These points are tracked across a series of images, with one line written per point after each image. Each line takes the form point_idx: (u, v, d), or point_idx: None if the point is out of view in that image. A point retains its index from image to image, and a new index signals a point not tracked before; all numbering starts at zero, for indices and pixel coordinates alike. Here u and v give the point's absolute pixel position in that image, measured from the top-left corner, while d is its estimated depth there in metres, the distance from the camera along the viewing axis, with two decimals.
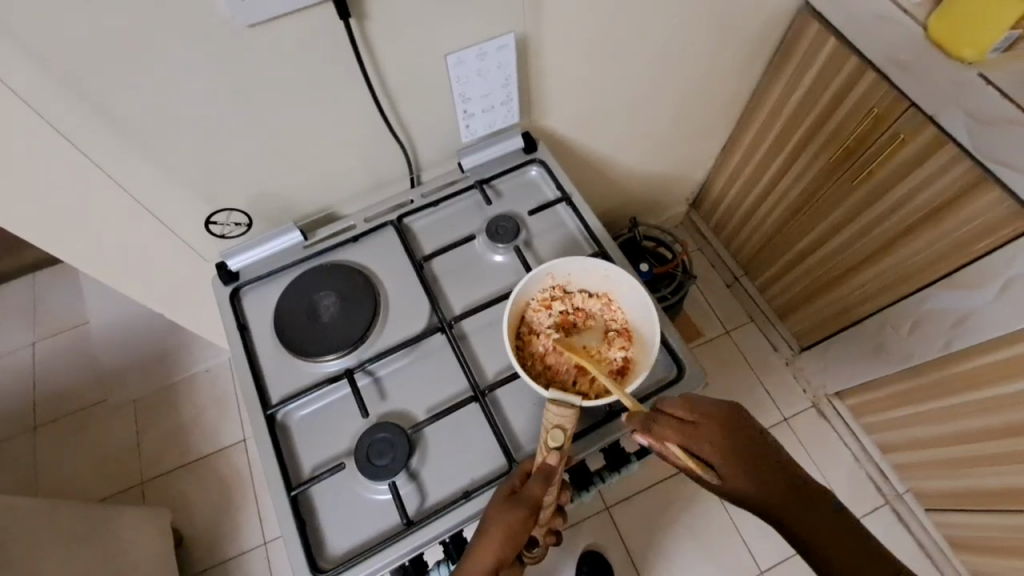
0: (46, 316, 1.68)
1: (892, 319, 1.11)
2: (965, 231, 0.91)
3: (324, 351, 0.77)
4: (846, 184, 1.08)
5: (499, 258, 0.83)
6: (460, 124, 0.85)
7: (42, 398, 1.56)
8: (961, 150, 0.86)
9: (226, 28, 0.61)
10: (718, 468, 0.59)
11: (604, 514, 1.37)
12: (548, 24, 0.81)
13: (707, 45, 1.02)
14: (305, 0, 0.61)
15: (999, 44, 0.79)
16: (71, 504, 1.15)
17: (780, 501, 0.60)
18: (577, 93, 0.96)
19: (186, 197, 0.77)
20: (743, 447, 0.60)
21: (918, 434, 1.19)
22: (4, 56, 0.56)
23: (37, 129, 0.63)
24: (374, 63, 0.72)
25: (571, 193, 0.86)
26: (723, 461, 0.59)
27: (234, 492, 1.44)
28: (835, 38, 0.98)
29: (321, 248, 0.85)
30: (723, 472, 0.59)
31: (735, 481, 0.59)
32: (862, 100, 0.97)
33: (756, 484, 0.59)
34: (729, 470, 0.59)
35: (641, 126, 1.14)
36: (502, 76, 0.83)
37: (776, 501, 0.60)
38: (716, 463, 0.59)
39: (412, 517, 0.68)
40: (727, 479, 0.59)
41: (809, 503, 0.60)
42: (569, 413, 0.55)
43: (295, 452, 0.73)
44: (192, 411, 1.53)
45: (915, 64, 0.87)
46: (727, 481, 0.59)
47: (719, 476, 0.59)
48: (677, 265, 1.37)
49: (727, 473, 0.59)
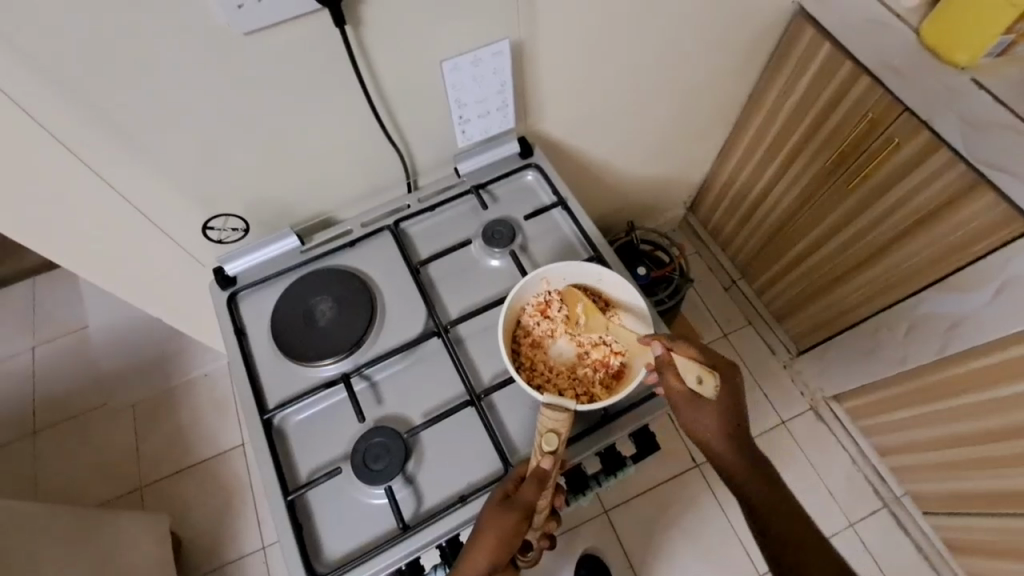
0: (45, 320, 1.68)
1: (888, 322, 1.11)
2: (960, 234, 0.91)
3: (320, 355, 0.77)
4: (841, 188, 1.08)
5: (495, 262, 0.84)
6: (456, 129, 0.86)
7: (41, 402, 1.57)
8: (955, 154, 0.87)
9: (223, 36, 0.62)
10: (705, 408, 0.63)
11: (603, 517, 1.37)
12: (543, 30, 0.82)
13: (702, 51, 1.03)
14: (301, 8, 0.62)
15: (993, 49, 0.81)
16: (70, 508, 1.15)
17: (742, 471, 0.65)
18: (572, 98, 0.96)
19: (184, 202, 0.77)
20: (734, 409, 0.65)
21: (916, 437, 1.19)
22: (4, 65, 0.57)
23: (36, 136, 0.64)
24: (370, 69, 0.73)
25: (567, 198, 0.87)
26: (713, 406, 0.63)
27: (233, 497, 1.44)
28: (829, 43, 0.98)
29: (318, 253, 0.85)
30: (706, 412, 0.63)
31: (708, 427, 0.64)
32: (856, 104, 0.98)
33: (724, 439, 0.64)
34: (712, 412, 0.63)
35: (638, 130, 1.14)
36: (498, 81, 0.83)
37: (739, 472, 0.66)
38: (708, 404, 0.63)
39: (408, 521, 0.68)
40: (704, 420, 0.63)
41: (769, 487, 0.65)
42: (563, 416, 0.57)
43: (291, 456, 0.73)
44: (191, 415, 1.53)
45: (908, 69, 0.87)
46: (704, 423, 0.63)
47: (698, 414, 0.63)
48: (674, 268, 1.37)
49: (708, 414, 0.63)
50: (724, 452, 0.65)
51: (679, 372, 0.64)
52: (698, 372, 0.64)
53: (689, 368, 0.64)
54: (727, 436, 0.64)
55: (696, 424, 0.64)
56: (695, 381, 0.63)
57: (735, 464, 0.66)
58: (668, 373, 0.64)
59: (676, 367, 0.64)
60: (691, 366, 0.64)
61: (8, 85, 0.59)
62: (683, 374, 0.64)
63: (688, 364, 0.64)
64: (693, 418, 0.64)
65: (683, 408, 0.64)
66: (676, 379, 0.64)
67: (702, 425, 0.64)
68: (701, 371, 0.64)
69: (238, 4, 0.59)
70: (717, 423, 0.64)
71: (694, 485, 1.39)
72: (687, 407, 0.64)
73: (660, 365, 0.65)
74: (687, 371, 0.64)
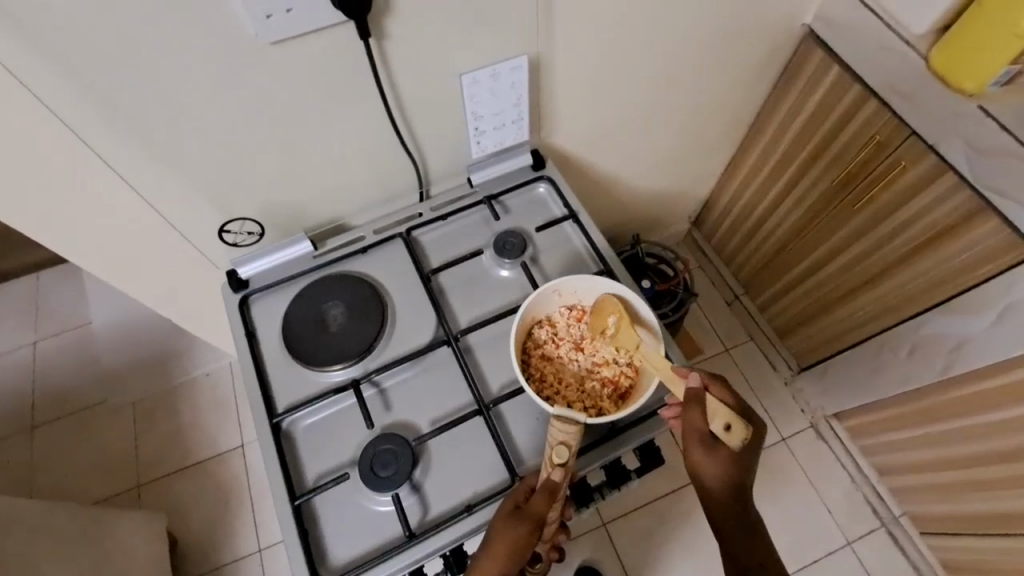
0: (48, 316, 1.68)
1: (891, 342, 1.12)
2: (964, 258, 0.92)
3: (331, 360, 0.77)
4: (847, 208, 1.09)
5: (505, 273, 0.84)
6: (471, 140, 0.87)
7: (41, 398, 1.56)
8: (961, 179, 0.88)
9: (249, 44, 0.63)
10: (716, 453, 0.62)
11: (601, 530, 1.37)
12: (560, 47, 0.83)
13: (713, 69, 1.05)
14: (326, 18, 0.63)
15: (999, 78, 0.79)
16: (69, 506, 1.14)
17: (723, 513, 0.67)
18: (585, 112, 0.98)
19: (201, 205, 0.78)
20: (743, 461, 0.64)
21: (916, 457, 1.20)
22: (34, 67, 0.58)
23: (61, 137, 0.65)
24: (391, 80, 0.74)
25: (578, 211, 0.88)
26: (724, 455, 0.62)
27: (230, 498, 1.44)
28: (838, 66, 1.00)
29: (331, 258, 0.86)
30: (715, 458, 0.62)
31: (711, 471, 0.63)
32: (864, 127, 1.00)
33: (722, 486, 0.64)
34: (719, 459, 0.62)
35: (647, 145, 1.16)
36: (515, 95, 0.84)
37: (722, 513, 0.67)
38: (721, 451, 0.62)
39: (414, 529, 0.68)
40: (708, 464, 0.62)
41: (747, 531, 0.67)
42: (574, 429, 0.56)
43: (299, 460, 0.73)
44: (191, 415, 1.53)
45: (917, 95, 0.89)
46: (707, 466, 0.63)
47: (707, 458, 0.62)
48: (678, 283, 1.38)
49: (716, 459, 0.62)
50: (717, 495, 0.65)
51: (708, 414, 0.62)
52: (729, 419, 0.61)
53: (719, 412, 0.62)
54: (725, 482, 0.63)
55: (700, 464, 0.63)
56: (722, 428, 0.61)
57: (720, 507, 0.66)
58: (694, 411, 0.62)
59: (704, 407, 0.62)
60: (723, 411, 0.61)
61: (35, 86, 0.59)
62: (711, 416, 0.62)
63: (720, 407, 0.62)
64: (700, 459, 0.63)
65: (694, 448, 0.62)
66: (701, 419, 0.62)
67: (704, 468, 0.63)
68: (732, 418, 0.61)
69: (266, 14, 0.60)
70: (720, 471, 0.63)
71: (693, 500, 1.39)
72: (698, 448, 0.62)
73: (689, 400, 0.63)
74: (717, 414, 0.62)
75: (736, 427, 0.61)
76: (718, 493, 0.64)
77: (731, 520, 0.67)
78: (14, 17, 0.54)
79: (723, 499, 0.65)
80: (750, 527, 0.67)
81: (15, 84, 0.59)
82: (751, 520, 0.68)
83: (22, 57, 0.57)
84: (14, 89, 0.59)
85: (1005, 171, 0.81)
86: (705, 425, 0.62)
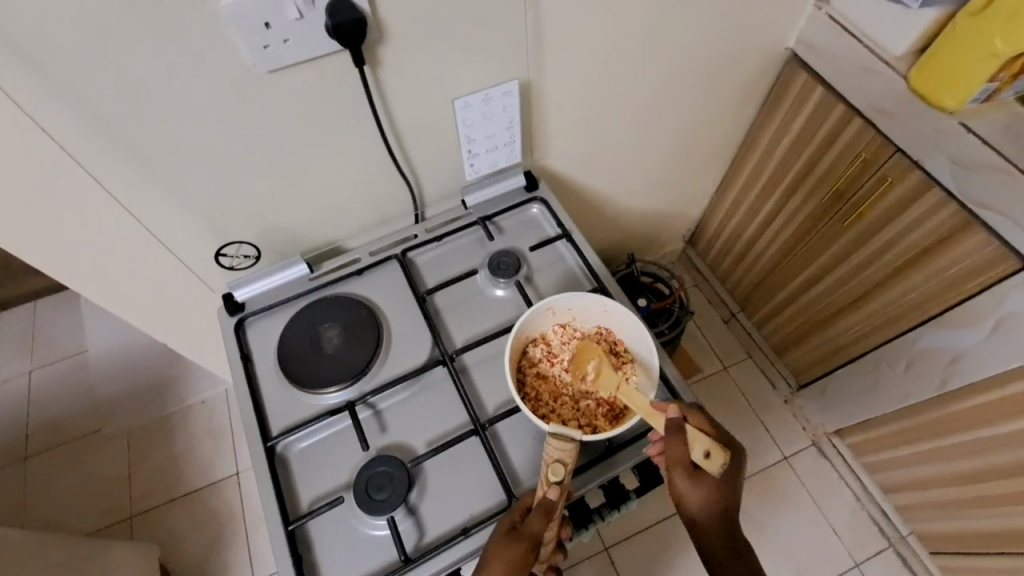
0: (45, 344, 1.67)
1: (888, 357, 1.12)
2: (953, 271, 0.93)
3: (326, 382, 0.77)
4: (837, 224, 1.11)
5: (501, 292, 0.85)
6: (466, 162, 0.89)
7: (35, 427, 1.54)
8: (947, 194, 0.89)
9: (247, 73, 0.65)
10: (698, 476, 0.62)
11: (603, 554, 1.34)
12: (550, 71, 0.85)
13: (701, 93, 1.08)
14: (321, 48, 0.65)
15: (978, 95, 0.82)
16: (59, 538, 1.12)
17: (712, 537, 0.67)
18: (575, 135, 1.00)
19: (198, 230, 0.79)
20: (727, 484, 0.64)
21: (920, 473, 1.18)
22: (38, 98, 0.59)
23: (63, 164, 0.66)
24: (385, 105, 0.76)
25: (571, 230, 0.89)
26: (708, 478, 0.63)
27: (225, 527, 1.41)
28: (823, 87, 1.03)
29: (327, 281, 0.87)
30: (699, 481, 0.63)
31: (695, 497, 0.63)
32: (851, 145, 1.02)
33: (708, 509, 0.64)
34: (701, 482, 0.62)
35: (638, 167, 1.18)
36: (507, 118, 0.86)
37: (711, 536, 0.67)
38: (703, 476, 0.62)
39: (410, 554, 0.67)
40: (692, 488, 0.63)
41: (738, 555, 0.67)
42: (569, 447, 0.55)
43: (293, 485, 0.72)
44: (186, 443, 1.51)
45: (899, 113, 0.91)
46: (688, 490, 0.63)
47: (690, 483, 0.62)
48: (674, 301, 1.39)
49: (698, 483, 0.63)
50: (702, 519, 0.65)
51: (689, 443, 0.59)
52: (709, 447, 0.59)
53: (697, 439, 0.59)
54: (709, 505, 0.63)
55: (684, 489, 0.63)
56: (702, 456, 0.59)
57: (711, 530, 0.66)
58: (675, 441, 0.60)
59: (686, 437, 0.60)
60: (703, 439, 0.59)
61: (38, 115, 0.61)
62: (691, 445, 0.59)
63: (700, 435, 0.59)
64: (683, 485, 0.63)
65: (677, 474, 0.62)
66: (682, 448, 0.60)
67: (685, 491, 0.63)
68: (711, 445, 0.59)
69: (263, 45, 0.63)
70: (701, 494, 0.63)
71: None
72: (680, 474, 0.62)
73: (669, 430, 0.61)
74: (697, 442, 0.59)
75: (715, 457, 0.59)
76: (703, 516, 0.64)
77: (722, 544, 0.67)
78: (20, 52, 0.55)
79: (710, 522, 0.65)
80: (740, 547, 0.67)
81: (21, 115, 0.60)
82: (740, 542, 0.67)
83: (26, 89, 0.58)
84: (19, 120, 0.61)
85: (986, 185, 0.82)
86: (688, 454, 0.60)
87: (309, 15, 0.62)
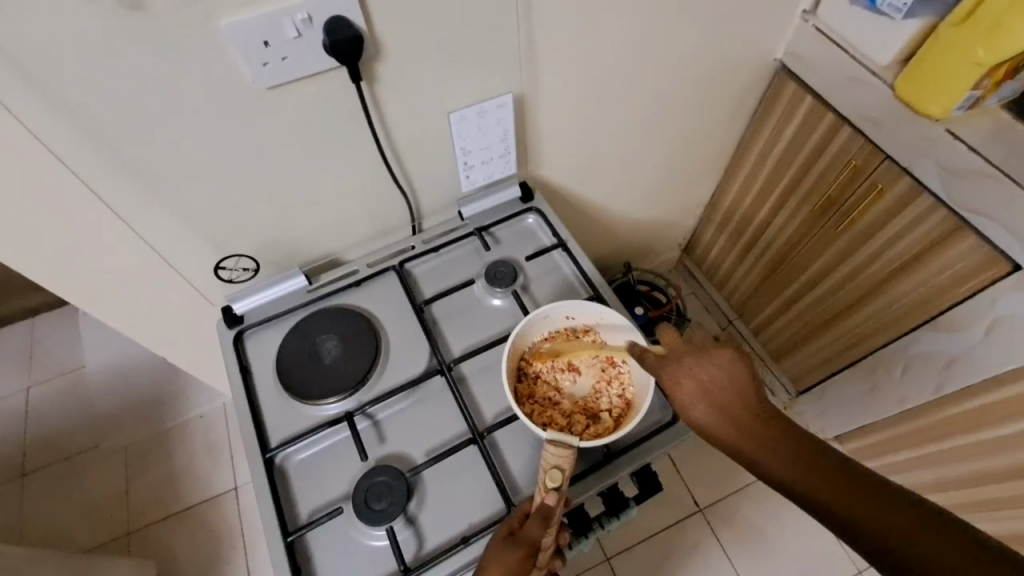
0: (42, 360, 1.67)
1: (884, 362, 1.13)
2: (945, 277, 0.94)
3: (324, 394, 0.77)
4: (831, 230, 1.12)
5: (497, 302, 0.86)
6: (461, 174, 0.90)
7: (32, 444, 1.54)
8: (936, 200, 0.90)
9: (245, 89, 0.66)
10: (695, 372, 0.60)
11: (605, 565, 1.33)
12: (543, 85, 0.87)
13: (692, 104, 1.09)
14: (319, 64, 0.67)
15: (963, 102, 0.83)
16: (54, 556, 1.11)
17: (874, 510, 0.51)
18: (568, 147, 1.01)
19: (197, 243, 0.80)
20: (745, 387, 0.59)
21: (921, 478, 1.18)
22: (38, 114, 0.60)
23: (65, 179, 0.67)
24: (382, 118, 0.77)
25: (567, 239, 0.90)
26: (693, 374, 0.60)
27: (224, 544, 1.40)
28: (811, 96, 1.05)
29: (325, 292, 0.87)
30: (695, 380, 0.60)
31: (694, 409, 0.59)
32: (840, 154, 1.04)
33: (714, 417, 0.58)
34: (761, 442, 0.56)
35: (633, 177, 1.20)
36: (501, 131, 0.88)
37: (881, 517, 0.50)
38: (699, 372, 0.60)
39: (410, 564, 0.67)
40: (684, 389, 0.60)
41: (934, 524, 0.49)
42: (566, 452, 0.55)
43: (292, 496, 0.72)
44: (184, 458, 1.51)
45: (887, 121, 0.92)
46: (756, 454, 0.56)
47: (683, 384, 0.60)
48: (672, 308, 1.42)
49: (684, 381, 0.60)
50: (820, 494, 0.53)
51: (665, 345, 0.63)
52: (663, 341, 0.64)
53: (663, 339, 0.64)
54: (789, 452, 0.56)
55: (686, 401, 0.60)
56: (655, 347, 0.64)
57: (846, 498, 0.52)
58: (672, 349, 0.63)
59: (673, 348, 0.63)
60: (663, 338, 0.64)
61: (41, 132, 0.62)
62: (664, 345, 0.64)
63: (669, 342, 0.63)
64: (682, 395, 0.60)
65: (676, 377, 0.61)
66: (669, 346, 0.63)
67: (768, 463, 0.56)
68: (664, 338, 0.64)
69: (262, 62, 0.64)
70: (765, 446, 0.56)
71: (698, 527, 1.37)
72: (676, 381, 0.61)
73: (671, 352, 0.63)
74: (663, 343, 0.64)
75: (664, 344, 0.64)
76: (812, 482, 0.54)
77: (899, 518, 0.50)
78: (27, 72, 0.57)
79: (781, 465, 0.55)
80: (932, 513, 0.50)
81: (24, 134, 0.61)
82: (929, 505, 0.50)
83: (28, 107, 0.59)
84: (22, 138, 0.62)
85: (974, 190, 0.84)
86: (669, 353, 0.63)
87: (307, 33, 0.63)
